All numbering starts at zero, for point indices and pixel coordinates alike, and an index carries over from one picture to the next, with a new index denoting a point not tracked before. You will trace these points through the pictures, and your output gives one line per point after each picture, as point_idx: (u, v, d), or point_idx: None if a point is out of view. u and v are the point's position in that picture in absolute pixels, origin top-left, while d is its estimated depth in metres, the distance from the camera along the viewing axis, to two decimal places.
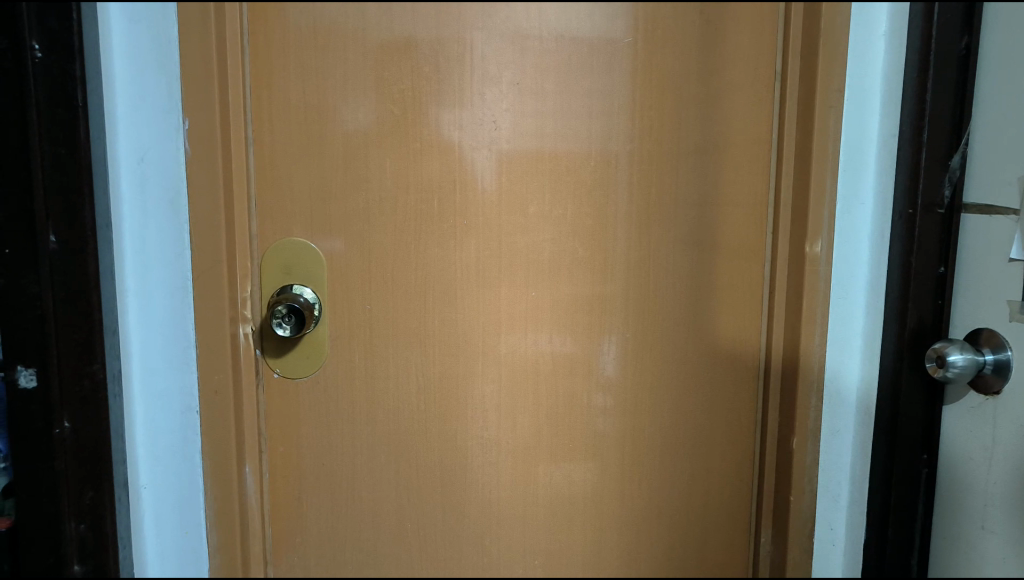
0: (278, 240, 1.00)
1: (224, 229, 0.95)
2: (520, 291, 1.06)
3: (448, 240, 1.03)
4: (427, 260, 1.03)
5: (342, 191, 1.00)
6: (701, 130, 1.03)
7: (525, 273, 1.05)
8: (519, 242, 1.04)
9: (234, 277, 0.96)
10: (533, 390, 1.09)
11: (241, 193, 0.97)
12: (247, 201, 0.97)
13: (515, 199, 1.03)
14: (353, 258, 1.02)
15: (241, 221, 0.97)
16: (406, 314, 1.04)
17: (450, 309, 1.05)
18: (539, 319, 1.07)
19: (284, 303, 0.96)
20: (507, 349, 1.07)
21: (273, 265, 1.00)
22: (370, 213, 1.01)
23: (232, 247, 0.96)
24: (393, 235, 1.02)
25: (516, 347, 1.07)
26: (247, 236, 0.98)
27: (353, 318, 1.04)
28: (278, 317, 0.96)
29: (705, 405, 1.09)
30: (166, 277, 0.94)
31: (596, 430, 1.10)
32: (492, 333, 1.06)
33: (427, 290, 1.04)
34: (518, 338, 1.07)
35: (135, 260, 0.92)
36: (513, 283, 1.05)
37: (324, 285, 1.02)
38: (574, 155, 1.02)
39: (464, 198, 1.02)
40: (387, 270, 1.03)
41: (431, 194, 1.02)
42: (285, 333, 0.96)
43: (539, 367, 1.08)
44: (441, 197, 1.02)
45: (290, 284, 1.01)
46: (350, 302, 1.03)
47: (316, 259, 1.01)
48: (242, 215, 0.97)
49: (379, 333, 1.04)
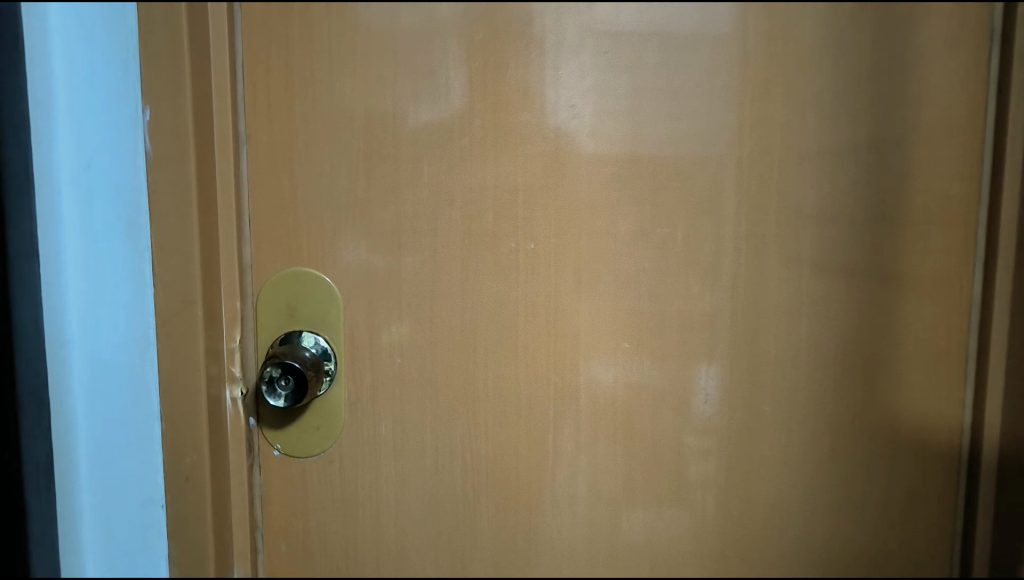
0: (282, 270, 0.74)
1: (202, 260, 0.70)
2: (610, 343, 0.76)
3: (508, 272, 0.75)
4: (481, 299, 0.75)
5: (364, 205, 0.73)
6: (874, 117, 0.72)
7: (616, 319, 0.76)
8: (605, 276, 0.75)
9: (216, 323, 0.71)
10: (625, 476, 0.79)
11: (226, 210, 0.71)
12: (237, 219, 0.72)
13: (603, 214, 0.74)
14: (380, 296, 0.75)
15: (227, 247, 0.72)
16: (450, 373, 0.76)
17: (509, 366, 0.76)
18: (631, 382, 0.77)
19: (276, 360, 0.70)
20: (587, 422, 0.78)
21: (273, 304, 0.74)
22: (404, 236, 0.74)
23: (212, 284, 0.71)
24: (434, 265, 0.74)
25: (600, 419, 0.78)
26: (234, 267, 0.72)
27: (380, 377, 0.76)
28: (267, 382, 0.70)
29: (868, 500, 0.78)
30: (118, 324, 0.69)
31: (698, 503, 0.79)
32: (566, 399, 0.77)
33: (477, 340, 0.76)
34: (601, 407, 0.78)
35: (75, 301, 0.68)
36: (594, 331, 0.76)
37: (341, 331, 0.75)
38: (686, 154, 0.72)
39: (530, 216, 0.74)
40: (425, 312, 0.75)
41: (485, 209, 0.73)
42: (279, 405, 0.70)
43: (631, 446, 0.78)
44: (499, 213, 0.73)
45: (295, 329, 0.74)
46: (376, 355, 0.76)
47: (330, 297, 0.74)
48: (229, 238, 0.72)
49: (413, 398, 0.77)
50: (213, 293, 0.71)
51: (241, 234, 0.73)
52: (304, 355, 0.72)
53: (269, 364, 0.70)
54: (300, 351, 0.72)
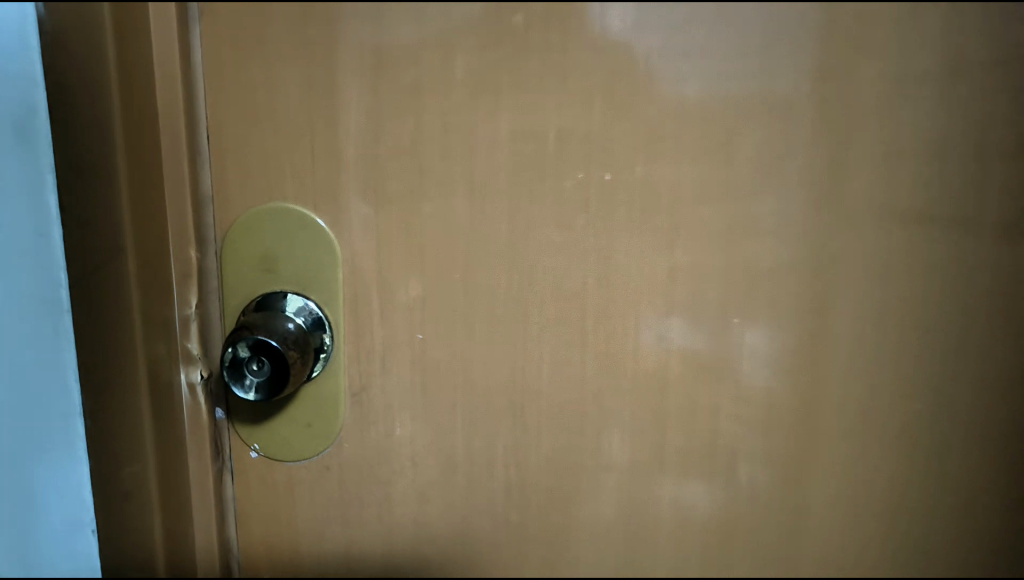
0: (257, 207, 0.52)
1: (135, 193, 0.49)
2: (721, 323, 0.52)
3: (574, 215, 0.52)
4: (537, 254, 0.52)
5: (370, 115, 0.51)
6: None
7: (730, 288, 0.52)
8: (718, 224, 0.51)
9: (162, 283, 0.51)
10: (728, 510, 0.56)
11: (171, 122, 0.50)
12: (189, 135, 0.51)
13: (719, 133, 0.49)
14: (394, 248, 0.53)
15: (172, 176, 0.50)
16: (488, 358, 0.55)
17: (572, 349, 0.54)
18: (745, 379, 0.53)
19: (247, 334, 0.48)
20: (677, 433, 0.55)
21: (245, 254, 0.53)
22: (426, 161, 0.51)
23: (152, 228, 0.50)
24: (471, 205, 0.52)
25: (699, 429, 0.55)
26: (184, 204, 0.51)
27: (395, 361, 0.55)
28: (231, 364, 0.48)
29: None
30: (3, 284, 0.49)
31: (832, 551, 0.56)
32: (651, 401, 0.54)
33: (527, 311, 0.54)
34: (700, 413, 0.54)
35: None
36: (697, 305, 0.52)
37: (338, 292, 0.54)
38: (842, 42, 0.47)
39: (609, 130, 0.50)
40: (454, 270, 0.53)
41: (543, 121, 0.50)
42: (250, 397, 0.48)
43: (740, 467, 0.55)
44: (562, 128, 0.50)
45: (277, 289, 0.53)
46: (387, 328, 0.54)
47: (323, 246, 0.53)
48: (175, 162, 0.50)
49: (436, 388, 0.55)
50: (151, 241, 0.50)
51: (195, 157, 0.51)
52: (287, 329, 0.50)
53: (235, 339, 0.48)
54: (280, 323, 0.50)
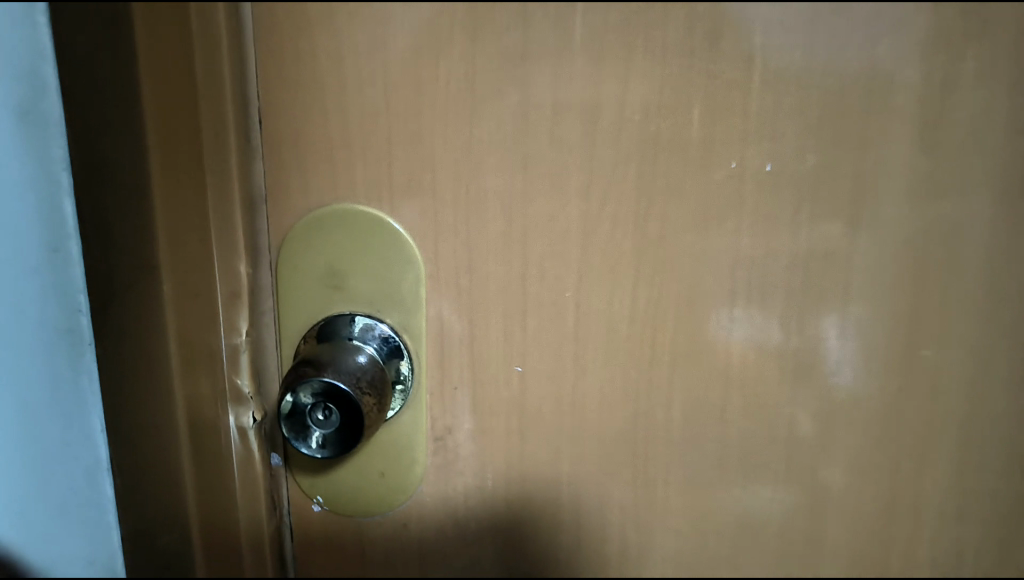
0: (317, 211, 0.42)
1: (167, 206, 0.39)
2: (887, 347, 0.43)
3: (727, 217, 0.41)
4: (667, 266, 0.42)
5: (463, 94, 0.40)
6: None
7: (916, 305, 0.42)
8: (900, 224, 0.41)
9: (206, 311, 0.41)
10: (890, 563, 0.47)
11: (218, 115, 0.40)
12: (239, 130, 0.41)
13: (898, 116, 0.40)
14: (488, 262, 0.42)
15: (216, 183, 0.41)
16: (604, 396, 0.44)
17: (710, 384, 0.44)
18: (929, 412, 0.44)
19: (311, 375, 0.38)
20: (835, 477, 0.45)
21: (304, 270, 0.43)
22: (531, 152, 0.41)
23: (192, 246, 0.40)
24: (587, 207, 0.41)
25: (863, 472, 0.45)
26: (232, 216, 0.42)
27: (487, 400, 0.44)
28: (291, 414, 0.38)
29: None
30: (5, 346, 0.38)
31: None
32: (799, 441, 0.45)
33: (654, 337, 0.43)
34: (866, 455, 0.45)
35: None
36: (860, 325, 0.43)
37: (418, 315, 0.43)
38: None
39: (772, 114, 0.40)
40: (564, 287, 0.42)
41: (684, 101, 0.40)
42: (319, 452, 0.39)
43: (910, 515, 0.46)
44: (710, 109, 0.40)
45: (343, 312, 0.43)
46: (478, 360, 0.44)
47: (400, 258, 0.42)
48: (223, 165, 0.41)
49: (537, 432, 0.45)
50: (191, 264, 0.40)
51: (243, 159, 0.41)
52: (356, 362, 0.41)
53: (295, 382, 0.38)
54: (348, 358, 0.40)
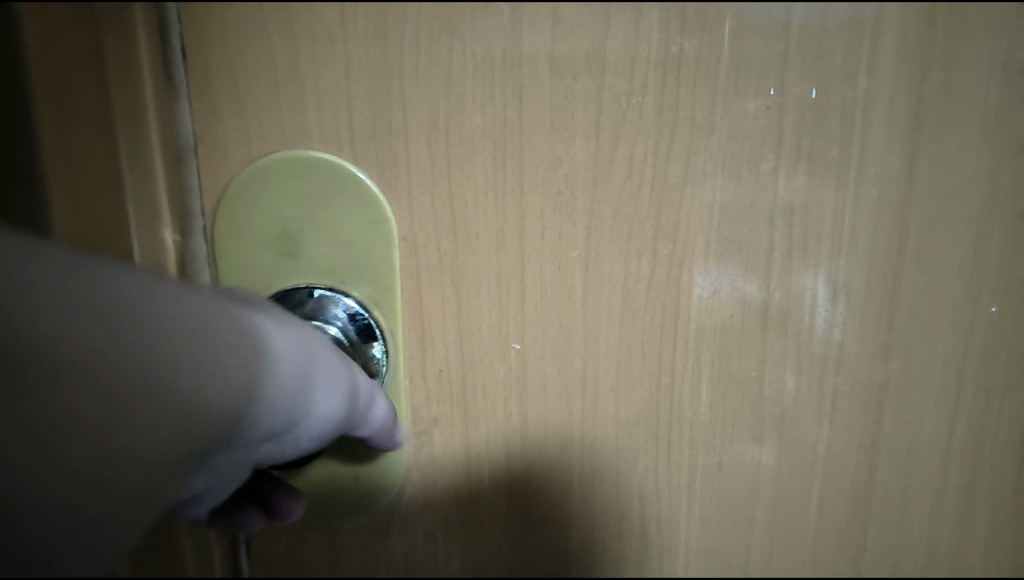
0: (262, 159, 0.34)
1: (60, 137, 0.31)
2: (952, 307, 0.36)
3: (763, 158, 0.34)
4: (694, 217, 0.35)
5: (440, 10, 0.32)
6: None
7: (986, 256, 0.35)
8: (972, 158, 0.34)
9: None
10: (947, 555, 0.41)
11: (122, 31, 0.32)
12: (156, 60, 0.33)
13: (970, 29, 0.33)
14: (476, 217, 0.35)
15: (127, 120, 0.33)
16: (621, 376, 0.37)
17: (745, 356, 0.37)
18: (994, 387, 0.37)
19: None
20: (886, 460, 0.39)
21: (248, 236, 0.34)
22: (527, 80, 0.33)
23: (100, 190, 0.33)
24: (596, 148, 0.34)
25: (915, 454, 0.39)
26: (152, 161, 0.33)
27: (480, 385, 0.37)
28: None
29: None
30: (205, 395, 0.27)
31: None
32: (848, 418, 0.38)
33: (678, 304, 0.36)
34: (921, 433, 0.39)
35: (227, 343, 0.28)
36: (921, 282, 0.36)
37: (392, 287, 0.35)
38: None
39: (819, 25, 0.33)
40: (570, 247, 0.35)
41: (712, 12, 0.32)
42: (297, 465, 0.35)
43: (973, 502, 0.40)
44: (744, 23, 0.33)
45: (299, 284, 0.35)
46: (468, 339, 0.36)
47: (368, 217, 0.34)
48: (135, 98, 0.33)
49: (541, 422, 0.38)
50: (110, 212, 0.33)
51: (162, 94, 0.33)
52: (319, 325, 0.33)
53: None
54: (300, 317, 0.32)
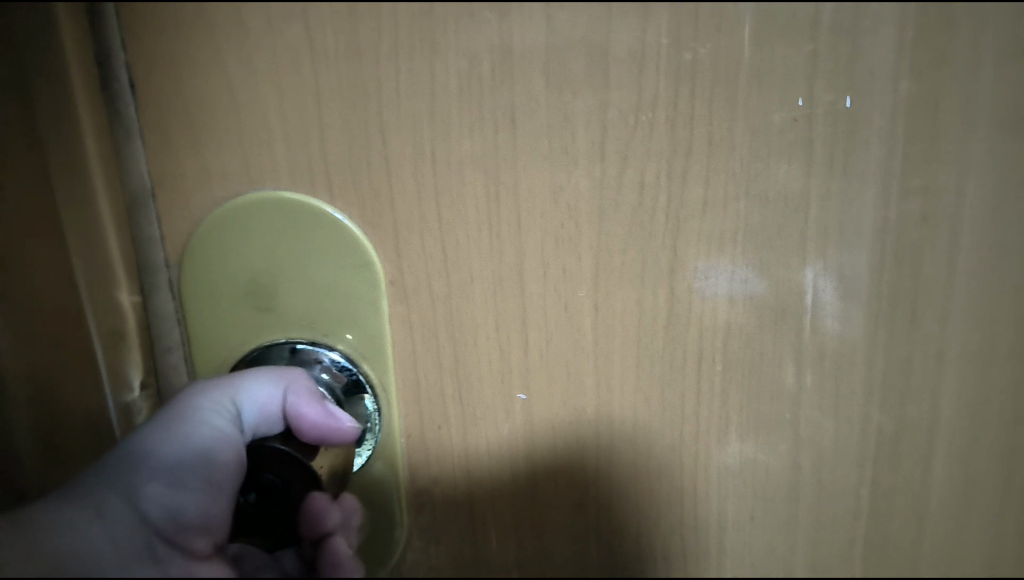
0: (227, 203, 0.30)
1: None
2: (1008, 330, 0.32)
3: (792, 176, 0.30)
4: (716, 245, 0.31)
5: (417, 25, 0.28)
6: None
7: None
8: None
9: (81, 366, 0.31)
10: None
11: (53, 70, 0.27)
12: (96, 101, 0.28)
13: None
14: (469, 256, 0.31)
15: (66, 175, 0.29)
16: (638, 423, 0.33)
17: (776, 395, 0.33)
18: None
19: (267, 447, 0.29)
20: (939, 503, 0.35)
21: (216, 290, 0.31)
22: (521, 100, 0.29)
23: None
24: (601, 175, 0.30)
25: (970, 494, 0.35)
26: (98, 223, 0.29)
27: (483, 438, 0.33)
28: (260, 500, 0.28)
29: None
30: (216, 518, 0.27)
31: None
32: (896, 458, 0.34)
33: (701, 342, 0.32)
34: (976, 470, 0.35)
35: (207, 469, 0.27)
36: (973, 304, 0.32)
37: (380, 339, 0.32)
38: None
39: (852, 22, 0.28)
40: (577, 284, 0.31)
41: (729, 12, 0.28)
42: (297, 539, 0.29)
43: None
44: (766, 23, 0.28)
45: (277, 337, 0.31)
46: (467, 390, 0.33)
47: (349, 262, 0.31)
48: (73, 147, 0.28)
49: (552, 475, 0.34)
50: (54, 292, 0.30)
51: (106, 140, 0.29)
52: (292, 381, 0.29)
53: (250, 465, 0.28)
54: (257, 379, 0.29)
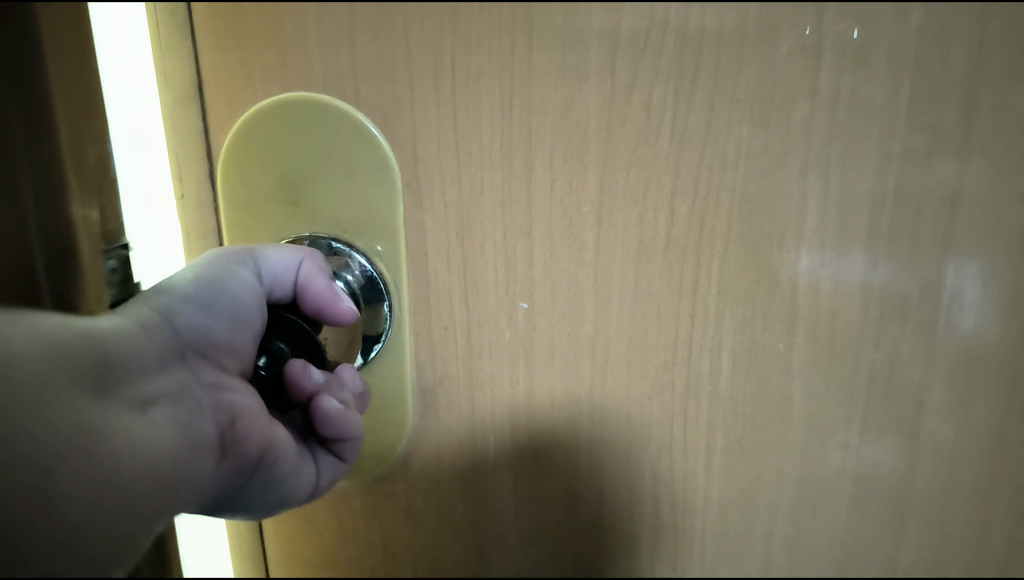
0: (267, 103, 0.33)
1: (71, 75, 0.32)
2: (1011, 275, 0.32)
3: (796, 105, 0.31)
4: (719, 170, 0.32)
5: None
6: None
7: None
8: None
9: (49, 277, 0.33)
10: (996, 558, 0.37)
11: None
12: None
13: None
14: (482, 166, 0.33)
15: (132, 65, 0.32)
16: (634, 341, 0.35)
17: (771, 325, 0.34)
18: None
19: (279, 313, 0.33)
20: (929, 448, 0.36)
21: (250, 183, 0.33)
22: (539, 18, 0.31)
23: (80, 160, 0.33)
24: (611, 94, 0.31)
25: (967, 442, 0.35)
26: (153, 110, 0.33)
27: (485, 344, 0.35)
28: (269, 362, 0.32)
29: None
30: (241, 345, 0.32)
31: None
32: (888, 397, 0.35)
33: (699, 264, 0.33)
34: (973, 419, 0.35)
35: (233, 305, 0.32)
36: (977, 246, 0.32)
37: (396, 242, 0.34)
38: None
39: None
40: (582, 199, 0.33)
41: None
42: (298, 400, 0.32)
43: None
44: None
45: (303, 234, 0.34)
46: (473, 297, 0.35)
47: (372, 167, 0.33)
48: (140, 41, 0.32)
49: (548, 386, 0.36)
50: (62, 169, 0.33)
51: (167, 35, 0.32)
52: (310, 256, 0.33)
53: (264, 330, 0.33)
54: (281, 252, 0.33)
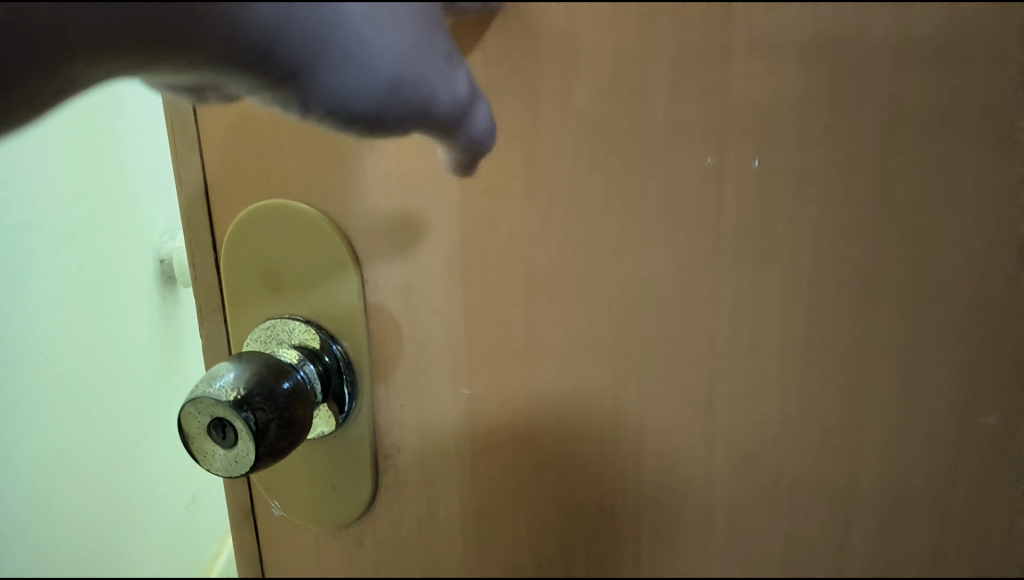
0: (268, 209, 0.38)
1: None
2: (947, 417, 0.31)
3: (702, 232, 0.32)
4: (632, 290, 0.33)
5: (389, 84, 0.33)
6: None
7: None
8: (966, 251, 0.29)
9: None
10: None
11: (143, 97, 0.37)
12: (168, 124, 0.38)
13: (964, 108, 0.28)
14: (427, 272, 0.37)
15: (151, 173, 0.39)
16: (561, 437, 0.37)
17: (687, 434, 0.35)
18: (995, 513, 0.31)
19: (290, 426, 0.35)
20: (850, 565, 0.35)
21: (248, 269, 0.40)
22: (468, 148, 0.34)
23: None
24: (531, 215, 0.34)
25: None
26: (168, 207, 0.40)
27: (436, 424, 0.39)
28: (245, 430, 0.33)
29: None
30: (229, 417, 0.34)
31: None
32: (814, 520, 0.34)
33: (617, 373, 0.35)
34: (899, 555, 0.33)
35: (264, 420, 0.34)
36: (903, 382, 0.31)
37: (362, 330, 0.39)
38: None
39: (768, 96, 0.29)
40: (509, 304, 0.36)
41: (643, 76, 0.30)
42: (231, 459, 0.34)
43: None
44: (689, 69, 0.30)
45: (290, 315, 0.40)
46: (424, 380, 0.39)
47: (343, 268, 0.38)
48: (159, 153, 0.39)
49: (489, 467, 0.39)
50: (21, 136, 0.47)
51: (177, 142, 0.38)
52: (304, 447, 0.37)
53: (275, 418, 0.34)
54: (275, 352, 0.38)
